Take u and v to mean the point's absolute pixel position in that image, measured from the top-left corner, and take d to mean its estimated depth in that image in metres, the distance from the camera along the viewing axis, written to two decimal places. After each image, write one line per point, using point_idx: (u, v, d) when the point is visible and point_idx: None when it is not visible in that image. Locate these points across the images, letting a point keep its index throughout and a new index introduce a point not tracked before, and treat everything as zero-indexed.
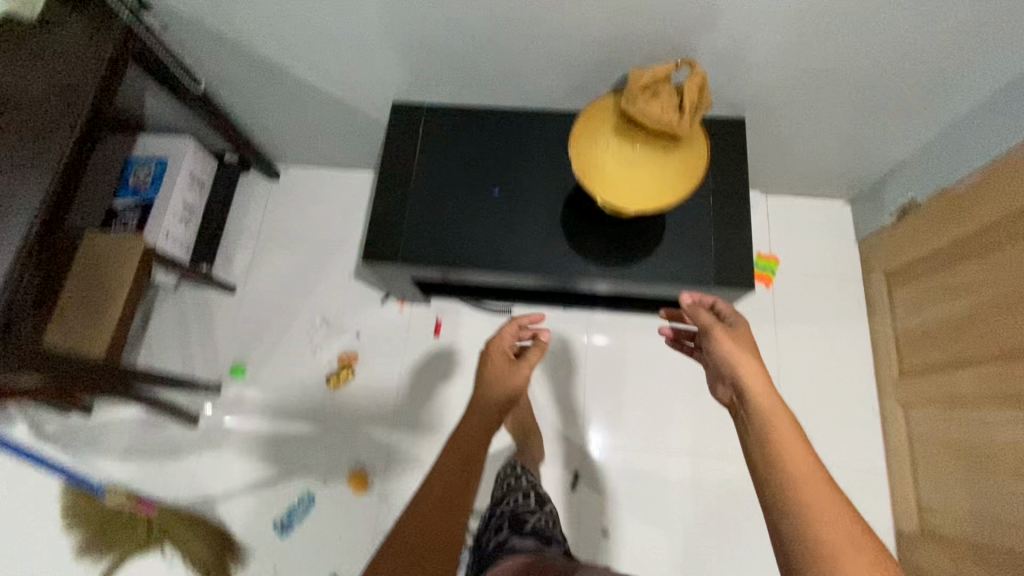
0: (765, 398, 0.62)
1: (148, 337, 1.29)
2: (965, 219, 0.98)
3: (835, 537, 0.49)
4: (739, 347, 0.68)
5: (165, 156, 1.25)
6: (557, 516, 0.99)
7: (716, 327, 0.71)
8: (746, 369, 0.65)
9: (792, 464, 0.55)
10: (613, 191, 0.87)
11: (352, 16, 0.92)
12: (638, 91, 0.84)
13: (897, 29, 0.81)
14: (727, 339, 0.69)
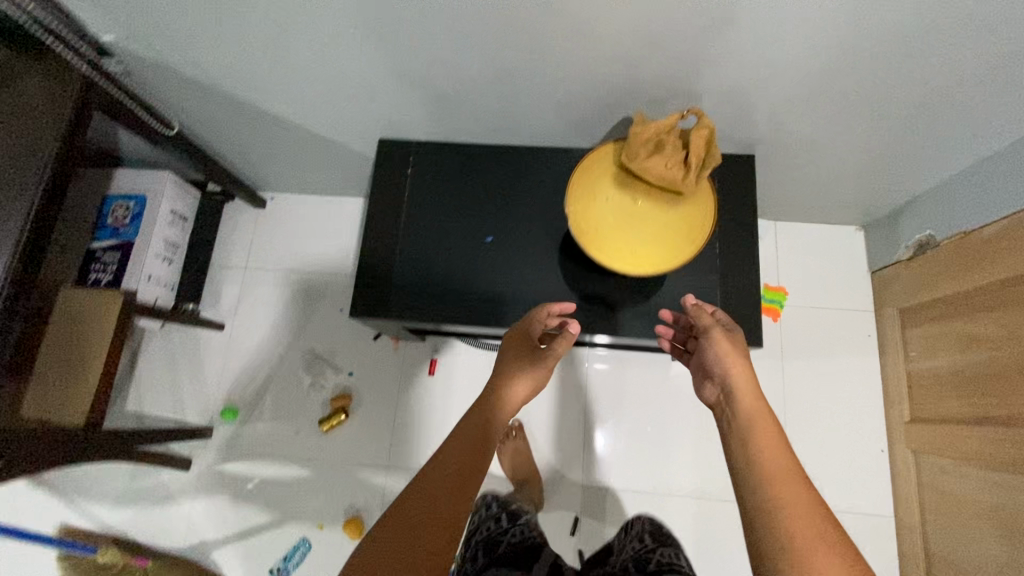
0: (750, 398, 0.70)
1: (139, 379, 1.27)
2: (986, 266, 0.92)
3: (797, 519, 0.57)
4: (735, 350, 0.75)
5: (144, 193, 1.19)
6: (534, 526, 1.00)
7: (716, 327, 0.78)
8: (735, 371, 0.73)
9: (771, 461, 0.63)
10: (612, 251, 0.82)
11: (329, 58, 0.86)
12: (640, 145, 0.79)
13: (921, 72, 0.75)
14: (725, 341, 0.76)
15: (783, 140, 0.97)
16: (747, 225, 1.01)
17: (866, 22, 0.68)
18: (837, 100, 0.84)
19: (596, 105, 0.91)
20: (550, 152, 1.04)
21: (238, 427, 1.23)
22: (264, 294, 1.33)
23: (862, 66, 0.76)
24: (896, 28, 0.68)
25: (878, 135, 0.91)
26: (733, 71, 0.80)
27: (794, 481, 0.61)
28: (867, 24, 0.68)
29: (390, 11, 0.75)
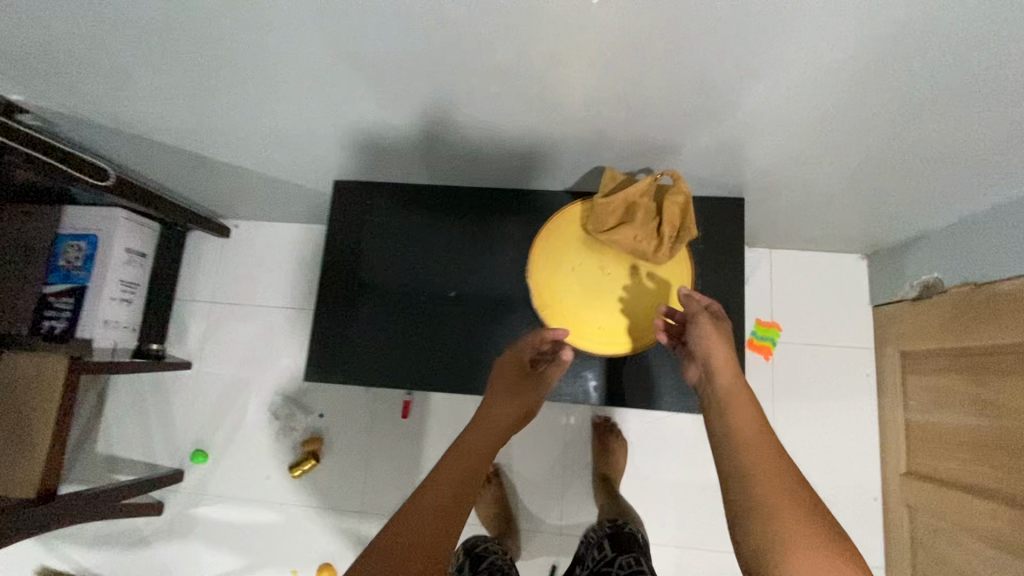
0: (733, 382, 0.65)
1: (107, 419, 1.24)
2: (995, 325, 0.84)
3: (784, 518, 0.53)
4: (719, 331, 0.68)
5: (96, 232, 1.12)
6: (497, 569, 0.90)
7: (703, 314, 0.69)
8: (721, 358, 0.66)
9: (754, 449, 0.59)
10: (576, 324, 0.75)
11: (263, 109, 0.77)
12: (609, 212, 0.72)
13: (929, 128, 0.65)
14: (711, 326, 0.68)
15: (773, 182, 0.88)
16: (732, 275, 0.93)
17: (863, 80, 0.59)
18: (832, 149, 0.75)
19: (564, 153, 0.83)
20: (519, 196, 0.96)
21: (209, 469, 1.21)
22: (233, 329, 1.29)
23: (859, 120, 0.67)
24: (898, 87, 0.59)
25: (880, 179, 0.82)
26: (712, 122, 0.71)
27: (774, 461, 0.58)
28: (865, 81, 0.59)
29: (320, 68, 0.66)
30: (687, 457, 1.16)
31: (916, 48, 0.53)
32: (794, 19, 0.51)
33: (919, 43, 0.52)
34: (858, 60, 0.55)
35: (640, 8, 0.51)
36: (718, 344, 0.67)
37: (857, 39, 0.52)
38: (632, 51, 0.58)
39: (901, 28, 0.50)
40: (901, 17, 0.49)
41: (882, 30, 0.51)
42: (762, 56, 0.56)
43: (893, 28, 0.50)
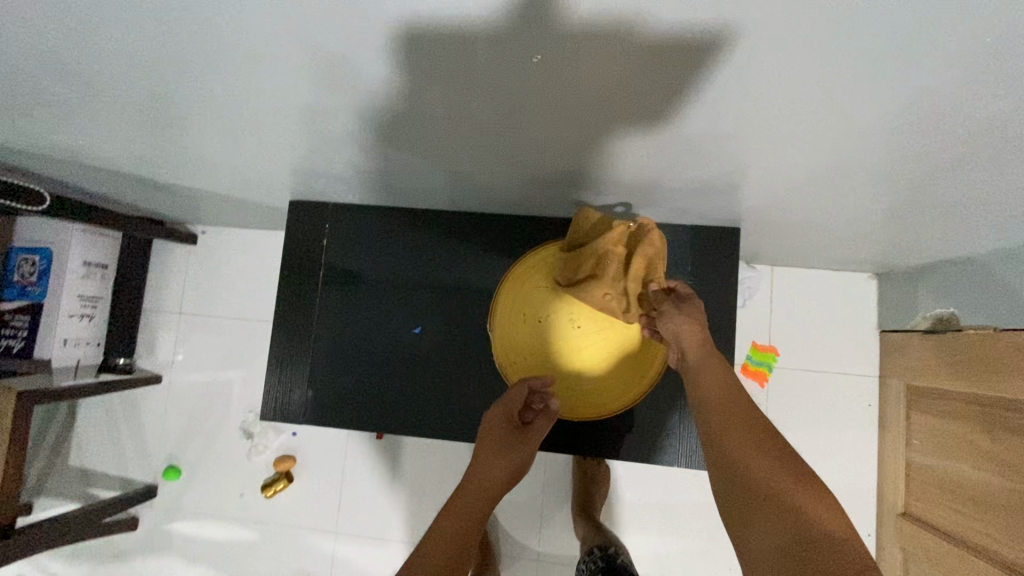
0: (706, 357, 0.66)
1: (81, 432, 1.22)
2: (1007, 374, 0.76)
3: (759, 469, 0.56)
4: (687, 311, 0.68)
5: (50, 246, 1.05)
6: None
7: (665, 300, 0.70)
8: (692, 341, 0.67)
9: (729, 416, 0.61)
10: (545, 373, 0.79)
11: (196, 135, 0.69)
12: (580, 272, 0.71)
13: (951, 173, 0.56)
14: (675, 311, 0.68)
15: (773, 213, 0.79)
16: (722, 313, 0.86)
17: (867, 131, 0.50)
18: (834, 188, 0.66)
19: (530, 186, 0.77)
20: (485, 229, 0.92)
21: (183, 486, 1.19)
22: (206, 342, 1.24)
23: (865, 165, 0.58)
24: (909, 138, 0.50)
25: (892, 215, 0.73)
26: (696, 160, 0.63)
27: (743, 419, 0.61)
28: (869, 132, 0.50)
29: (243, 101, 0.58)
30: (668, 481, 1.13)
31: (930, 106, 0.44)
32: (781, 76, 0.42)
33: (933, 101, 0.43)
34: (860, 113, 0.47)
35: (589, 63, 0.44)
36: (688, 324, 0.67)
37: (858, 94, 0.44)
38: (587, 102, 0.50)
39: (912, 87, 0.41)
40: (913, 76, 0.40)
41: (890, 88, 0.42)
42: (746, 106, 0.48)
43: (902, 87, 0.42)
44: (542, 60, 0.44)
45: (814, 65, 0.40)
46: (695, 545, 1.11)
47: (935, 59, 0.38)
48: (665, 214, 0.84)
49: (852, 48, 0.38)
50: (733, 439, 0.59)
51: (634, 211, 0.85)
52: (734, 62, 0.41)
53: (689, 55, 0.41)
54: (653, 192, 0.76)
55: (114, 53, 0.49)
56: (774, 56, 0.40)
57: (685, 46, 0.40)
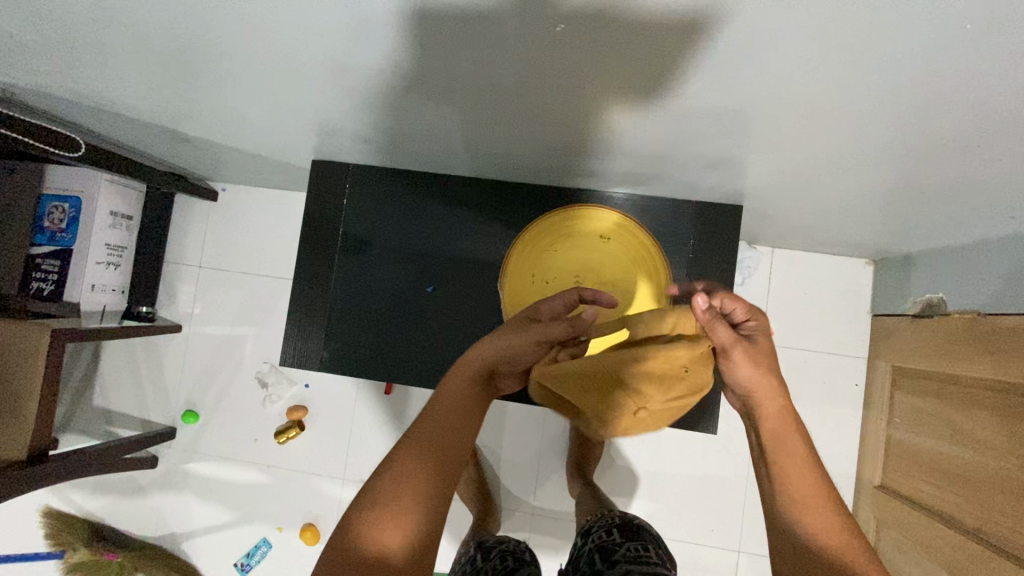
0: (780, 421, 0.59)
1: (102, 374, 1.29)
2: (984, 355, 0.81)
3: (824, 533, 0.54)
4: (762, 377, 0.60)
5: (77, 194, 1.09)
6: (513, 555, 0.85)
7: (737, 348, 0.59)
8: (762, 397, 0.60)
9: (798, 480, 0.57)
10: None
11: (229, 92, 0.73)
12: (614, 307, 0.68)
13: (943, 157, 0.59)
14: (745, 363, 0.59)
15: (773, 191, 0.83)
16: (721, 287, 0.90)
17: (863, 112, 0.53)
18: (835, 168, 0.69)
19: (547, 155, 0.81)
20: (499, 195, 0.96)
21: (200, 429, 1.26)
22: (222, 294, 1.30)
23: (863, 146, 0.61)
24: (902, 121, 0.54)
25: (889, 199, 0.76)
26: (704, 135, 0.66)
27: (807, 471, 0.57)
28: (867, 112, 0.53)
29: (279, 61, 0.62)
30: (660, 447, 1.19)
31: (920, 89, 0.47)
32: (785, 55, 0.46)
33: (924, 84, 0.46)
34: (855, 96, 0.50)
35: (608, 38, 0.48)
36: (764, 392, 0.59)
37: (857, 76, 0.47)
38: (604, 75, 0.55)
39: (907, 70, 0.45)
40: (902, 60, 0.44)
41: (887, 70, 0.45)
42: (753, 84, 0.51)
43: (895, 70, 0.45)
44: (564, 30, 0.48)
45: (818, 45, 0.43)
46: (681, 508, 1.18)
47: (926, 45, 0.41)
48: (671, 189, 0.88)
49: (850, 32, 0.41)
50: (796, 499, 0.56)
51: (642, 184, 0.88)
52: (742, 40, 0.45)
53: (702, 31, 0.44)
54: (662, 166, 0.79)
55: (165, 5, 0.52)
56: (779, 36, 0.43)
57: (694, 25, 0.44)
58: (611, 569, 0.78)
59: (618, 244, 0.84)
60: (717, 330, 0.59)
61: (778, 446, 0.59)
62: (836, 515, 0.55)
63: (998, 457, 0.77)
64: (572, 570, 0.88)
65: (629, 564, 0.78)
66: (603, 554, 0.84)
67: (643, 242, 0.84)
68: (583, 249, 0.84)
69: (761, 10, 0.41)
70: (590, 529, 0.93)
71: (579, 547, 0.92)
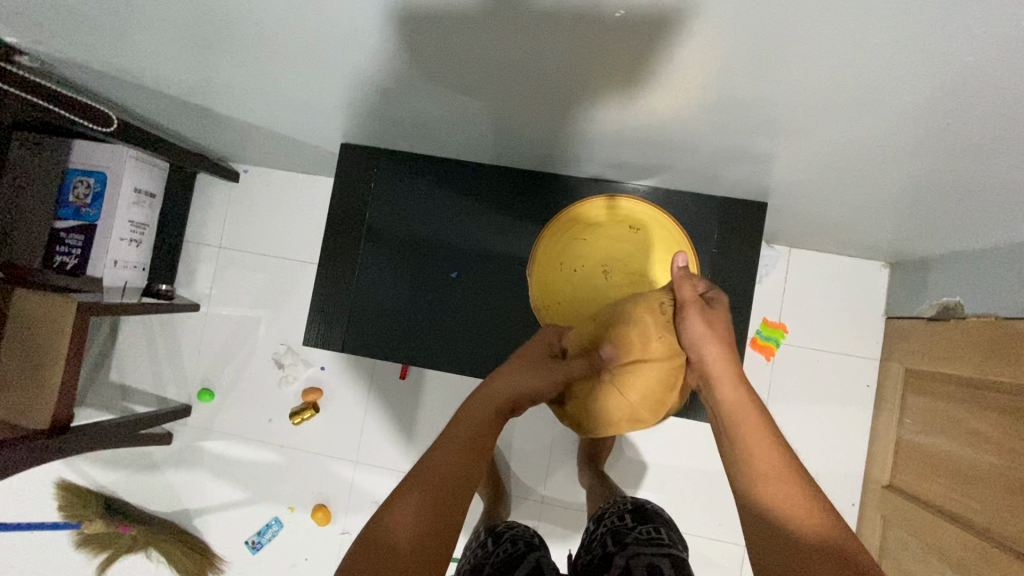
0: (734, 391, 0.62)
1: (120, 349, 1.30)
2: (998, 358, 0.82)
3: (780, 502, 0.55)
4: (713, 330, 0.62)
5: (104, 170, 1.09)
6: (527, 538, 0.87)
7: (693, 306, 0.64)
8: (716, 365, 0.62)
9: (753, 445, 0.58)
10: (559, 311, 0.86)
11: (267, 73, 0.74)
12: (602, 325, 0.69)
13: (973, 161, 0.60)
14: (701, 321, 0.62)
15: (798, 189, 0.84)
16: (741, 283, 0.91)
17: (901, 109, 0.54)
18: (864, 167, 0.70)
19: (577, 145, 0.82)
20: (526, 184, 0.96)
21: (216, 408, 1.27)
22: (240, 275, 1.31)
23: (896, 144, 0.62)
24: (939, 121, 0.54)
25: (915, 201, 0.77)
26: (738, 128, 0.67)
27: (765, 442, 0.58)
28: (905, 109, 0.54)
29: (321, 44, 0.62)
30: (670, 440, 1.21)
31: (961, 89, 0.48)
32: (833, 47, 0.47)
33: (965, 85, 0.47)
34: (896, 90, 0.51)
35: (664, 26, 0.48)
36: (713, 344, 0.62)
37: (899, 71, 0.48)
38: (652, 64, 0.55)
39: (951, 68, 0.46)
40: (947, 57, 0.44)
41: (931, 67, 0.46)
42: (797, 75, 0.52)
43: (939, 68, 0.46)
44: (624, 15, 0.48)
45: (870, 35, 0.44)
46: (689, 501, 1.19)
47: (975, 43, 0.42)
48: (696, 183, 0.89)
49: (901, 25, 0.42)
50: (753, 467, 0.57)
51: (668, 177, 0.89)
52: (794, 31, 0.45)
53: (756, 20, 0.45)
54: (690, 159, 0.80)
55: None
56: (830, 28, 0.44)
57: (750, 13, 0.44)
58: (623, 552, 0.81)
59: (647, 235, 0.86)
60: (682, 286, 0.65)
61: (735, 418, 0.60)
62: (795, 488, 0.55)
63: (1010, 457, 0.78)
64: (583, 554, 0.90)
65: (642, 547, 0.81)
66: (615, 536, 0.87)
67: (674, 236, 0.85)
68: (611, 239, 0.85)
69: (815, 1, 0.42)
70: (603, 515, 0.95)
71: (592, 532, 0.94)
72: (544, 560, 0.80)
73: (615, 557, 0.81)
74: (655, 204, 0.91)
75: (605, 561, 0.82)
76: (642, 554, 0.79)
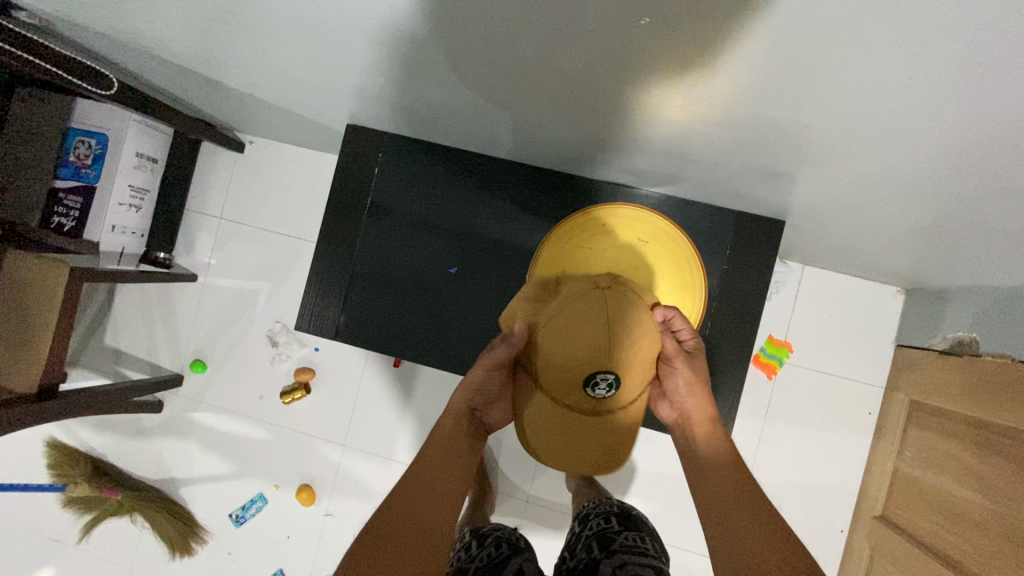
0: (708, 428, 0.71)
1: (115, 313, 1.29)
2: (1003, 400, 0.79)
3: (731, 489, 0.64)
4: (697, 385, 0.73)
5: (105, 132, 1.05)
6: (511, 541, 0.85)
7: (677, 359, 0.73)
8: (693, 405, 0.73)
9: (713, 458, 0.68)
10: None
11: (268, 50, 0.71)
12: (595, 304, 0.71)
13: (1001, 204, 0.57)
14: (684, 370, 0.73)
15: (816, 211, 0.80)
16: (747, 301, 0.88)
17: (932, 143, 0.51)
18: (888, 195, 0.66)
19: (593, 148, 0.79)
20: (534, 181, 0.93)
21: (208, 379, 1.26)
22: (240, 247, 1.29)
23: (927, 175, 0.58)
24: (972, 159, 0.51)
25: (939, 235, 0.74)
26: (759, 146, 0.63)
27: (723, 454, 0.68)
28: (936, 144, 0.50)
29: (323, 23, 0.59)
30: (661, 450, 1.19)
31: (998, 131, 0.45)
32: (864, 75, 0.43)
33: (1003, 127, 0.44)
34: (927, 123, 0.48)
35: (692, 37, 0.45)
36: (699, 397, 0.72)
37: (932, 105, 0.45)
38: (670, 72, 0.51)
39: (989, 108, 0.42)
40: (984, 97, 0.41)
41: (966, 103, 0.43)
42: (824, 98, 0.49)
43: (975, 106, 0.43)
44: (649, 24, 0.45)
45: (920, 61, 0.39)
46: (675, 513, 1.18)
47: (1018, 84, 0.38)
48: (711, 195, 0.85)
49: (939, 59, 0.39)
50: (712, 471, 0.67)
51: (683, 187, 0.85)
52: (823, 54, 0.42)
53: (784, 37, 0.42)
54: (707, 172, 0.76)
55: None
56: (861, 54, 0.41)
57: (789, 26, 0.40)
58: (609, 559, 0.80)
59: (654, 246, 0.83)
60: (666, 340, 0.73)
61: (699, 441, 0.71)
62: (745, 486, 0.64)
63: (1008, 505, 0.75)
64: (568, 556, 0.89)
65: (628, 556, 0.79)
66: (600, 540, 0.85)
67: (683, 248, 0.82)
68: (616, 249, 0.83)
69: (850, 25, 0.38)
70: (588, 516, 0.94)
71: (577, 533, 0.93)
72: (528, 564, 0.79)
73: (602, 564, 0.79)
74: (666, 215, 0.87)
75: (591, 568, 0.81)
76: (629, 563, 0.77)
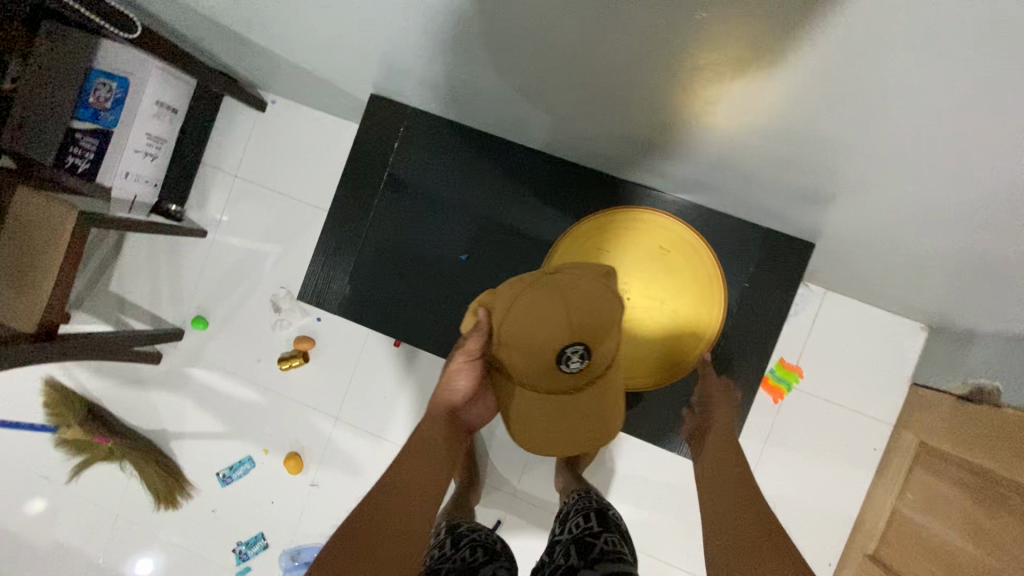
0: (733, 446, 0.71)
1: (122, 260, 1.28)
2: (1013, 454, 0.76)
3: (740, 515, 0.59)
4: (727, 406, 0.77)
5: (126, 75, 1.02)
6: (489, 544, 0.83)
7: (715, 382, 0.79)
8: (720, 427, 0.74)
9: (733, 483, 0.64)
10: None
11: (293, 7, 0.68)
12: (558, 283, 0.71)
13: None
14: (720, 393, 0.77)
15: (847, 237, 0.77)
16: (762, 322, 0.85)
17: (983, 183, 0.47)
18: (928, 229, 0.62)
19: (622, 146, 0.75)
20: (557, 174, 0.90)
21: (208, 337, 1.26)
22: (252, 207, 1.27)
23: (975, 215, 0.53)
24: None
25: (974, 276, 0.70)
26: (798, 163, 0.59)
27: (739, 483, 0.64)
28: (988, 185, 0.47)
29: None
30: (654, 462, 1.17)
31: None
32: (923, 101, 0.39)
33: None
34: (982, 162, 0.44)
35: (748, 39, 0.41)
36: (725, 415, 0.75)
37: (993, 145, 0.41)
38: (717, 73, 0.47)
39: None
40: None
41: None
42: (877, 122, 0.45)
43: None
44: (702, 20, 0.41)
45: (987, 95, 0.36)
46: (661, 525, 1.16)
47: None
48: (740, 209, 0.81)
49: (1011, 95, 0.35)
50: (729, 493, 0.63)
51: (710, 197, 0.82)
52: (883, 73, 0.38)
53: (843, 52, 0.38)
54: (738, 185, 0.73)
55: None
56: (924, 78, 0.37)
57: (851, 42, 0.37)
58: (588, 568, 0.77)
59: (676, 255, 0.80)
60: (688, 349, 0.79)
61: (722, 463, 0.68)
62: (755, 511, 0.59)
63: (1000, 559, 0.72)
64: (547, 560, 0.87)
65: (608, 564, 0.77)
66: (581, 545, 0.83)
67: (705, 259, 0.80)
68: (642, 254, 0.80)
69: (919, 46, 0.34)
70: (569, 517, 0.92)
71: (558, 535, 0.91)
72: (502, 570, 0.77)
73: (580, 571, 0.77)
74: (688, 222, 0.84)
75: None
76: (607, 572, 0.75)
